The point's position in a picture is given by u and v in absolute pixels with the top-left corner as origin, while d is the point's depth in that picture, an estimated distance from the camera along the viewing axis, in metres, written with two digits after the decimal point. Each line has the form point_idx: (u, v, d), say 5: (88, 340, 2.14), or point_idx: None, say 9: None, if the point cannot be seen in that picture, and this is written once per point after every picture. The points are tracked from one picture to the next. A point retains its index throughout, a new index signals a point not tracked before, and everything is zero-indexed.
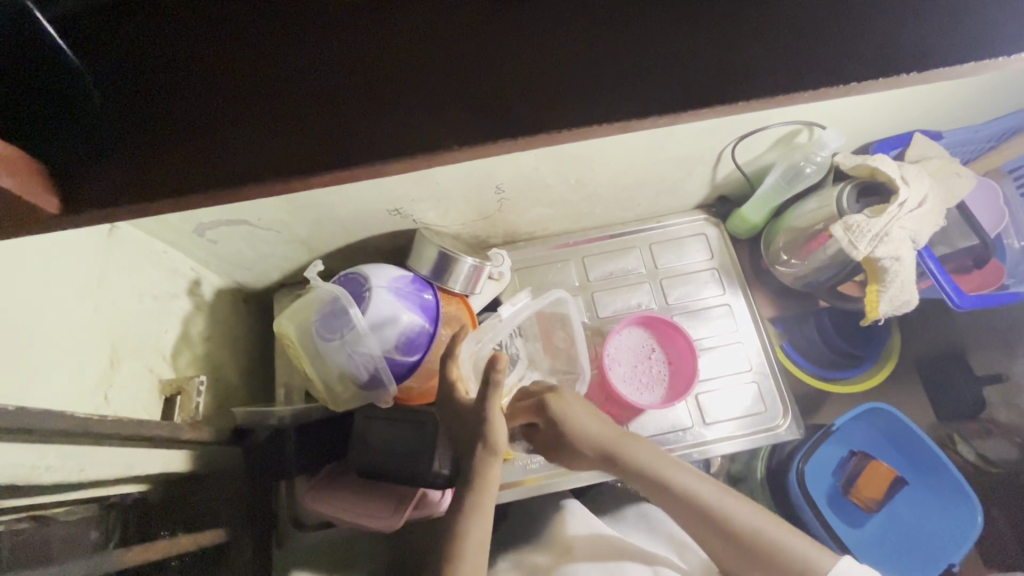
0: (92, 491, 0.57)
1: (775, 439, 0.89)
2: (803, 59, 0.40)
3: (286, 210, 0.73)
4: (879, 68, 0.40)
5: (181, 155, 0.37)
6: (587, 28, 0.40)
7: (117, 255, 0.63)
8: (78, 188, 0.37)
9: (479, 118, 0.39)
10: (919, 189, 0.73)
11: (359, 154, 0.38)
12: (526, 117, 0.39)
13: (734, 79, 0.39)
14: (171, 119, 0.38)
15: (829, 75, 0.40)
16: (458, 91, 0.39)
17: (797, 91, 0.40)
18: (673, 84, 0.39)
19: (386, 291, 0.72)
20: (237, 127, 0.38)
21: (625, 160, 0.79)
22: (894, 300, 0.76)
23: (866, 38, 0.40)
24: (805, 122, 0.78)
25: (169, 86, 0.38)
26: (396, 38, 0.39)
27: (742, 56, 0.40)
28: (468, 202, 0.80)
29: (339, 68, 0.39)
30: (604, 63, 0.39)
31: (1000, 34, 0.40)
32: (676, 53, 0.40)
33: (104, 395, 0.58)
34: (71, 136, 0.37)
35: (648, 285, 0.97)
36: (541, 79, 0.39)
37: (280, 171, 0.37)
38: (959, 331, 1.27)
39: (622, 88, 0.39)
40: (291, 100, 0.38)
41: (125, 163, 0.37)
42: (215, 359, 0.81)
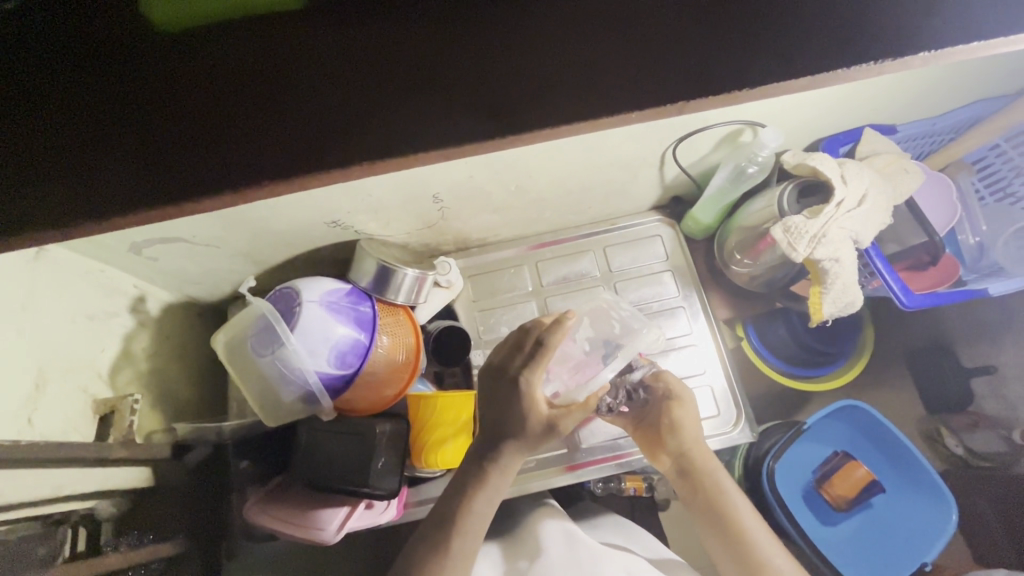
0: (33, 508, 0.58)
1: (729, 443, 0.88)
2: (701, 67, 0.38)
3: (220, 226, 0.73)
4: (785, 68, 0.38)
5: (173, 163, 0.37)
6: (475, 42, 0.38)
7: (48, 277, 0.64)
8: (69, 197, 0.37)
9: (473, 116, 0.37)
10: (857, 188, 0.72)
11: (376, 150, 0.37)
12: (470, 115, 0.37)
13: (619, 85, 0.37)
14: (159, 127, 0.37)
15: (735, 77, 0.37)
16: (428, 81, 0.38)
17: (692, 100, 0.37)
18: (562, 92, 0.37)
19: (317, 306, 0.73)
20: (225, 129, 0.37)
21: (565, 165, 0.78)
22: (838, 301, 0.75)
23: (771, 35, 0.38)
24: (745, 123, 0.76)
25: (164, 94, 0.38)
26: (369, 30, 0.39)
27: (615, 72, 0.38)
28: (408, 211, 0.80)
29: (321, 62, 0.38)
30: (495, 81, 0.38)
31: (903, 30, 0.38)
32: (552, 73, 0.38)
33: (28, 418, 0.58)
34: (62, 153, 0.37)
35: (604, 288, 0.96)
36: (473, 85, 0.38)
37: (283, 171, 0.37)
38: (941, 324, 1.23)
39: (526, 91, 0.38)
40: (276, 98, 0.38)
41: (112, 168, 0.37)
42: (164, 375, 0.82)
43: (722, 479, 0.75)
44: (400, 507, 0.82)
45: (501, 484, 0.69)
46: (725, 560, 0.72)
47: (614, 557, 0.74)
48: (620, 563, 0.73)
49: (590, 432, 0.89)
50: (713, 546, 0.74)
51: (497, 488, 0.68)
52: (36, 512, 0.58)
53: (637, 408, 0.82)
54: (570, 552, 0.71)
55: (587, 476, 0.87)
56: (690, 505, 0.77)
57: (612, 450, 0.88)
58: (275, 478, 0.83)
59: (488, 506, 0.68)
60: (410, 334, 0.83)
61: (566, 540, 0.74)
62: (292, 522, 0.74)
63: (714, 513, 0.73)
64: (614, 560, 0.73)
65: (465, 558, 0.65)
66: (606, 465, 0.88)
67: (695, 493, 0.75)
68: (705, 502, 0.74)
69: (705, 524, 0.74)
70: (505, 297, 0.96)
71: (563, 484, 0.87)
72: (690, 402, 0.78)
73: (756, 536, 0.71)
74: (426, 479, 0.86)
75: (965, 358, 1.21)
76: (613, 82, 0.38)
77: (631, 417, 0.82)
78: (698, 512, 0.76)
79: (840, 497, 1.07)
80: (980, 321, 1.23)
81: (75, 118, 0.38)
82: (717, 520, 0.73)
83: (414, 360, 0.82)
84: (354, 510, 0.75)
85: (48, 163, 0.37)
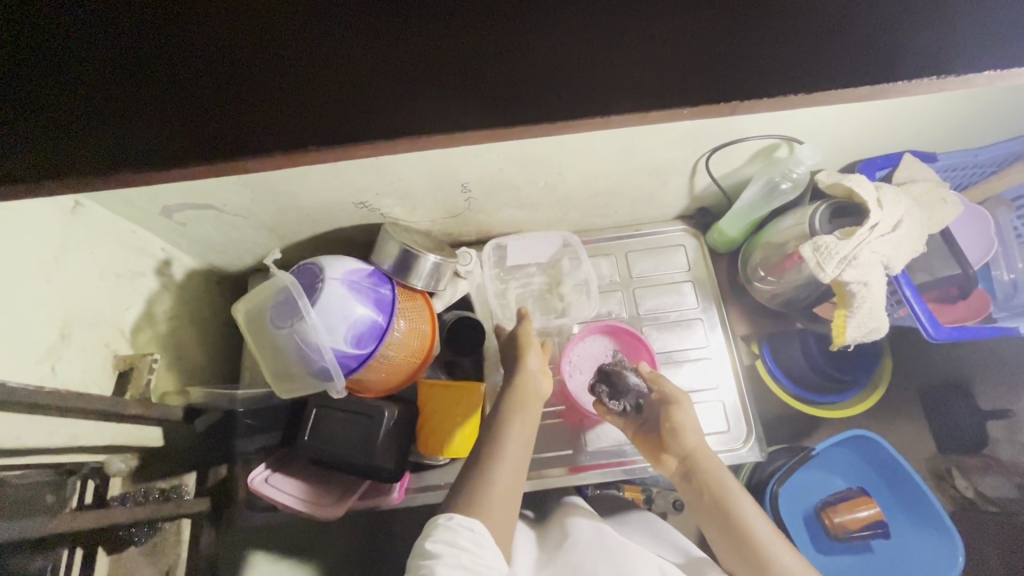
0: (42, 457, 0.59)
1: (736, 459, 0.86)
2: (763, 65, 0.37)
3: (249, 197, 0.73)
4: (847, 74, 0.37)
5: (219, 124, 0.38)
6: (530, 26, 0.37)
7: (80, 232, 0.65)
8: (122, 149, 0.38)
9: (520, 104, 0.38)
10: (894, 213, 0.71)
11: (428, 122, 0.38)
12: (514, 103, 0.38)
13: (677, 79, 0.38)
14: (191, 87, 0.38)
15: (793, 80, 0.37)
16: (470, 74, 0.38)
17: (745, 101, 0.38)
18: (614, 82, 0.38)
19: (338, 283, 0.72)
20: (261, 93, 0.38)
21: (595, 166, 0.78)
22: (863, 326, 0.73)
23: (845, 31, 0.37)
24: (782, 137, 0.75)
25: (199, 49, 0.38)
26: (388, 27, 0.38)
27: (672, 61, 0.37)
28: (434, 199, 0.80)
29: (348, 57, 0.38)
30: (548, 70, 0.38)
31: (975, 42, 0.37)
32: (600, 61, 0.38)
33: (52, 366, 0.60)
34: (104, 108, 0.38)
35: (621, 293, 0.95)
36: (522, 77, 0.38)
37: (328, 142, 0.38)
38: (965, 362, 1.20)
39: (577, 81, 0.38)
40: (308, 72, 0.38)
41: (157, 122, 0.38)
42: (182, 339, 0.83)
43: (724, 478, 0.72)
44: (403, 492, 0.83)
45: (526, 404, 0.71)
46: (733, 561, 0.69)
47: (646, 555, 0.72)
48: (653, 561, 0.70)
49: (597, 435, 0.89)
50: (720, 548, 0.71)
51: (525, 412, 0.70)
52: (50, 461, 0.61)
53: (636, 413, 0.82)
54: (599, 545, 0.71)
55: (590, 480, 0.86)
56: (694, 507, 0.74)
57: (616, 456, 0.88)
58: (279, 451, 0.83)
59: (525, 438, 0.68)
60: (427, 320, 0.83)
61: (595, 534, 0.74)
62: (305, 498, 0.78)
63: (718, 512, 0.71)
64: (646, 558, 0.71)
65: (504, 502, 0.60)
66: (609, 470, 0.87)
67: (699, 495, 0.73)
68: (710, 502, 0.72)
69: (711, 527, 0.71)
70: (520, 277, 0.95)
71: (565, 485, 0.86)
72: (687, 404, 0.77)
73: (761, 534, 0.68)
74: (430, 467, 0.86)
75: (985, 400, 1.18)
76: (672, 77, 0.38)
77: (630, 425, 0.82)
78: (702, 514, 0.73)
79: (841, 527, 1.04)
80: (1006, 362, 1.20)
81: (84, 78, 0.38)
82: (723, 522, 0.70)
83: (428, 347, 0.82)
84: (357, 493, 0.79)
85: (95, 114, 0.38)
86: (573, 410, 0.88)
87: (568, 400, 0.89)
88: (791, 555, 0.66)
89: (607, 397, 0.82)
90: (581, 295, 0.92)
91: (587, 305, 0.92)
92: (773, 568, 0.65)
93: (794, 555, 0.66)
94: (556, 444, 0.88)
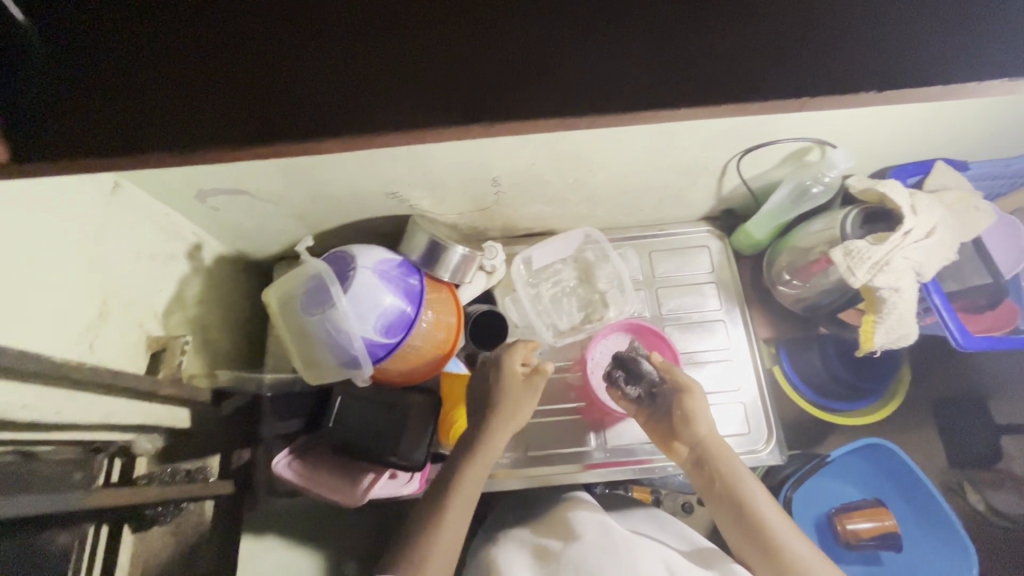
0: (75, 435, 0.60)
1: (756, 462, 0.86)
2: (820, 73, 0.42)
3: (283, 183, 0.74)
4: (872, 80, 0.42)
5: (259, 113, 0.41)
6: (576, 33, 0.43)
7: (118, 213, 0.66)
8: (170, 134, 0.41)
9: (578, 94, 0.42)
10: (928, 219, 0.71)
11: (492, 111, 0.42)
12: (578, 102, 0.42)
13: (725, 82, 0.42)
14: (244, 84, 0.42)
15: (825, 83, 0.42)
16: (529, 66, 0.43)
17: (812, 98, 0.42)
18: (665, 81, 0.42)
19: (370, 272, 0.73)
20: (305, 90, 0.42)
21: (625, 164, 0.78)
22: (891, 333, 0.73)
23: (870, 42, 0.42)
24: (816, 140, 0.74)
25: (255, 55, 0.42)
26: (432, 38, 0.43)
27: (719, 63, 0.42)
28: (464, 192, 0.81)
29: (392, 59, 0.43)
30: (613, 72, 0.42)
31: (993, 58, 0.42)
32: (654, 61, 0.43)
33: (90, 344, 0.61)
34: (157, 99, 0.41)
35: (644, 292, 0.95)
36: (589, 82, 0.42)
37: (361, 124, 0.42)
38: (984, 375, 1.19)
39: (635, 77, 0.42)
40: (354, 73, 0.42)
41: (206, 113, 0.41)
42: (209, 323, 0.84)
43: (736, 463, 0.72)
44: (423, 482, 0.82)
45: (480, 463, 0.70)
46: (745, 547, 0.69)
47: (651, 547, 0.72)
48: (660, 556, 0.71)
49: (617, 432, 0.89)
50: (730, 534, 0.71)
51: (483, 456, 0.70)
52: (80, 439, 0.62)
53: (648, 403, 0.80)
54: (602, 540, 0.71)
55: (608, 477, 0.86)
56: (705, 493, 0.74)
57: (635, 454, 0.87)
58: (300, 437, 0.83)
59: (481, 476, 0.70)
60: (453, 311, 0.83)
61: (600, 528, 0.73)
62: (329, 483, 0.78)
63: (730, 499, 0.70)
64: (652, 552, 0.71)
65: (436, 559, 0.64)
66: (628, 468, 0.87)
67: (712, 482, 0.72)
68: (723, 489, 0.71)
69: (722, 513, 0.71)
70: (544, 273, 0.96)
71: (581, 481, 0.86)
72: (699, 393, 0.76)
73: (771, 520, 0.68)
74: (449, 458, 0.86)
75: (1001, 415, 1.17)
76: (719, 82, 0.42)
77: (642, 412, 0.81)
78: (714, 501, 0.72)
79: (854, 534, 1.03)
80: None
81: (140, 80, 0.42)
82: (735, 506, 0.70)
83: (453, 338, 0.83)
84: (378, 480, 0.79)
85: (150, 104, 0.41)
86: (594, 407, 0.88)
87: (589, 397, 0.89)
88: (801, 541, 0.67)
89: (624, 383, 0.82)
90: (618, 293, 0.93)
91: (625, 300, 0.92)
92: (785, 555, 0.65)
93: (804, 541, 0.66)
94: (575, 439, 0.88)
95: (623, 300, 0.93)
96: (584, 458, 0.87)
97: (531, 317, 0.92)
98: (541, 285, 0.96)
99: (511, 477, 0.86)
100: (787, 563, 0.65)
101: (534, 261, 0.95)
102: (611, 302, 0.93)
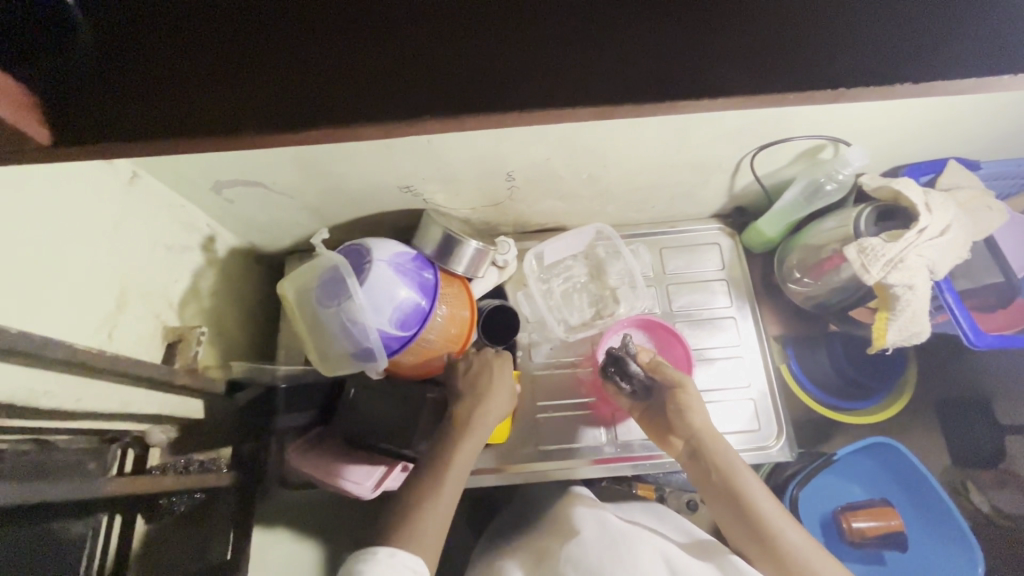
0: (91, 423, 0.61)
1: (766, 458, 0.87)
2: (868, 61, 0.37)
3: (299, 176, 0.74)
4: (967, 66, 0.36)
5: (305, 97, 0.36)
6: (630, 13, 0.38)
7: (136, 203, 0.66)
8: (211, 112, 0.36)
9: (631, 79, 0.37)
10: (943, 217, 0.71)
11: (537, 96, 0.37)
12: (600, 88, 0.37)
13: (792, 66, 0.37)
14: (288, 62, 0.37)
15: (908, 70, 0.37)
16: (580, 45, 0.37)
17: (848, 90, 0.37)
18: (727, 62, 0.37)
19: (385, 266, 0.73)
20: (351, 77, 0.37)
21: (640, 160, 0.78)
22: (904, 330, 0.73)
23: (966, 29, 0.36)
24: (830, 138, 0.75)
25: (296, 29, 0.37)
26: (487, 14, 0.37)
27: (791, 46, 0.37)
28: (479, 186, 0.81)
29: (445, 40, 0.37)
30: (642, 61, 0.37)
31: None
32: (716, 44, 0.37)
33: (109, 332, 0.61)
34: (200, 78, 0.37)
35: (655, 289, 0.96)
36: (616, 68, 0.37)
37: (407, 111, 0.37)
38: (991, 376, 1.19)
39: (696, 61, 0.37)
40: (404, 52, 0.37)
41: (248, 96, 0.37)
42: (222, 315, 0.84)
43: (731, 456, 0.72)
44: None
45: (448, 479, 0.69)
46: (742, 537, 0.69)
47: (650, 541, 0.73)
48: (657, 549, 0.72)
49: (628, 428, 0.89)
50: (727, 526, 0.71)
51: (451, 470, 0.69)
52: (96, 428, 0.62)
53: (642, 398, 0.81)
54: (603, 537, 0.72)
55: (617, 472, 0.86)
56: (701, 487, 0.74)
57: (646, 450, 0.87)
58: (315, 430, 0.85)
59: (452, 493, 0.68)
60: (467, 305, 0.84)
61: (599, 525, 0.75)
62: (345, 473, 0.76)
63: (725, 491, 0.70)
64: (650, 545, 0.72)
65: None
66: (640, 464, 0.87)
67: (708, 475, 0.72)
68: (719, 482, 0.71)
69: (718, 505, 0.71)
70: (556, 269, 0.96)
71: (589, 476, 0.86)
72: (692, 386, 0.77)
73: (767, 511, 0.68)
74: None
75: (1006, 416, 1.17)
76: (792, 65, 0.37)
77: (635, 407, 0.82)
78: (710, 494, 0.72)
79: (859, 532, 1.04)
80: None
81: (179, 53, 0.37)
82: (730, 499, 0.70)
83: (467, 332, 0.83)
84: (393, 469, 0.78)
85: (190, 82, 0.37)
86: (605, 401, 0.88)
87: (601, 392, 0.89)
88: (796, 531, 0.67)
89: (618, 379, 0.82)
90: (629, 289, 0.94)
91: (636, 297, 0.93)
92: (781, 545, 0.66)
93: (800, 530, 0.67)
94: (586, 434, 0.88)
95: (635, 296, 0.93)
96: (592, 453, 0.87)
97: (542, 312, 0.92)
98: (552, 280, 0.96)
99: (520, 471, 0.87)
100: (782, 553, 0.65)
101: (545, 257, 0.95)
102: (623, 299, 0.94)
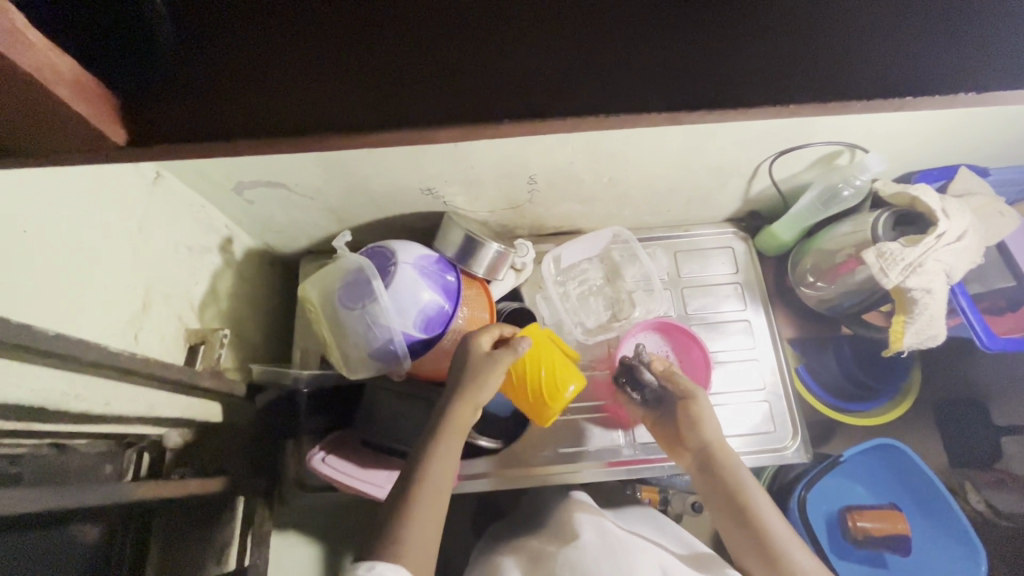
0: (114, 427, 0.60)
1: (781, 460, 0.87)
2: (930, 67, 0.37)
3: (322, 177, 0.74)
4: (1009, 75, 0.37)
5: (344, 103, 0.38)
6: (681, 17, 0.38)
7: (159, 202, 0.66)
8: (263, 115, 0.38)
9: (681, 83, 0.38)
10: (960, 223, 0.72)
11: (589, 102, 0.38)
12: (663, 94, 0.38)
13: (841, 72, 0.37)
14: (334, 62, 0.37)
15: (954, 75, 0.37)
16: (630, 50, 0.38)
17: (901, 96, 0.38)
18: (776, 69, 0.38)
19: (410, 268, 0.73)
20: (394, 79, 0.37)
21: (661, 164, 0.79)
22: (920, 333, 0.75)
23: (1010, 37, 0.37)
24: (848, 145, 0.76)
25: (344, 25, 0.37)
26: (532, 24, 0.38)
27: (840, 51, 0.37)
28: (500, 189, 0.81)
29: (479, 44, 0.37)
30: (694, 66, 0.38)
31: None
32: (764, 50, 0.38)
33: (134, 335, 0.61)
34: (250, 78, 0.38)
35: (670, 292, 0.96)
36: (667, 74, 0.38)
37: (435, 116, 0.38)
38: (993, 379, 1.21)
39: (746, 67, 0.38)
40: (447, 55, 0.37)
41: (297, 98, 0.38)
42: (240, 317, 0.83)
43: (741, 471, 0.72)
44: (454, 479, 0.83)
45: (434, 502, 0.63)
46: (747, 552, 0.69)
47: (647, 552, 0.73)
48: (655, 559, 0.73)
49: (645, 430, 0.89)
50: (732, 540, 0.71)
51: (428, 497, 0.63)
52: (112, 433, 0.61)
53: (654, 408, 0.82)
54: (602, 544, 0.72)
55: (633, 475, 0.86)
56: (710, 501, 0.74)
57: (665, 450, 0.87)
58: (332, 434, 0.83)
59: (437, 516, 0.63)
60: (486, 308, 0.83)
61: (598, 532, 0.74)
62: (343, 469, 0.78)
63: (732, 504, 0.71)
64: (648, 556, 0.72)
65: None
66: (658, 466, 0.87)
67: (715, 487, 0.73)
68: (726, 495, 0.71)
69: (724, 518, 0.72)
70: (572, 271, 0.97)
71: (601, 478, 0.86)
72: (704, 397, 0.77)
73: (773, 528, 0.68)
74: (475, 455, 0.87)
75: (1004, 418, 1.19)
76: (844, 71, 0.37)
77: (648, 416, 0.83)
78: (718, 507, 0.73)
79: (862, 531, 1.05)
80: None
81: (235, 50, 0.38)
82: (737, 512, 0.70)
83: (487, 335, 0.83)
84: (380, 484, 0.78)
85: (240, 82, 0.38)
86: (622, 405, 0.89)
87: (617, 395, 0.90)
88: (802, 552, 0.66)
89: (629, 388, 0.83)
90: (645, 293, 0.94)
91: (652, 300, 0.94)
92: (785, 566, 0.65)
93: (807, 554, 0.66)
94: (604, 437, 0.88)
95: (652, 300, 0.93)
96: (608, 455, 0.87)
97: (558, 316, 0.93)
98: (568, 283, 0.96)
99: (534, 474, 0.87)
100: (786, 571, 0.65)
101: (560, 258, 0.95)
102: (638, 302, 0.94)
